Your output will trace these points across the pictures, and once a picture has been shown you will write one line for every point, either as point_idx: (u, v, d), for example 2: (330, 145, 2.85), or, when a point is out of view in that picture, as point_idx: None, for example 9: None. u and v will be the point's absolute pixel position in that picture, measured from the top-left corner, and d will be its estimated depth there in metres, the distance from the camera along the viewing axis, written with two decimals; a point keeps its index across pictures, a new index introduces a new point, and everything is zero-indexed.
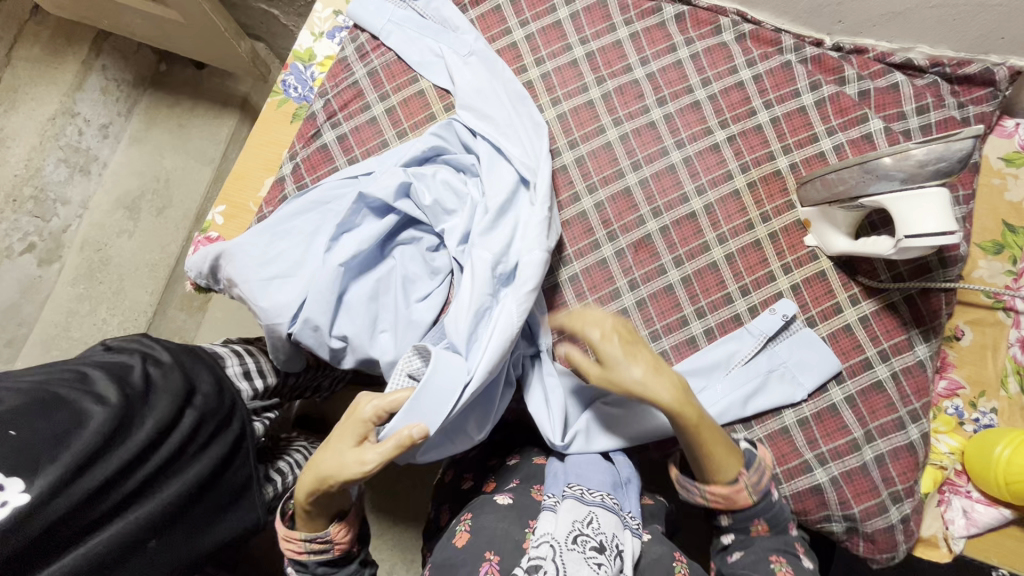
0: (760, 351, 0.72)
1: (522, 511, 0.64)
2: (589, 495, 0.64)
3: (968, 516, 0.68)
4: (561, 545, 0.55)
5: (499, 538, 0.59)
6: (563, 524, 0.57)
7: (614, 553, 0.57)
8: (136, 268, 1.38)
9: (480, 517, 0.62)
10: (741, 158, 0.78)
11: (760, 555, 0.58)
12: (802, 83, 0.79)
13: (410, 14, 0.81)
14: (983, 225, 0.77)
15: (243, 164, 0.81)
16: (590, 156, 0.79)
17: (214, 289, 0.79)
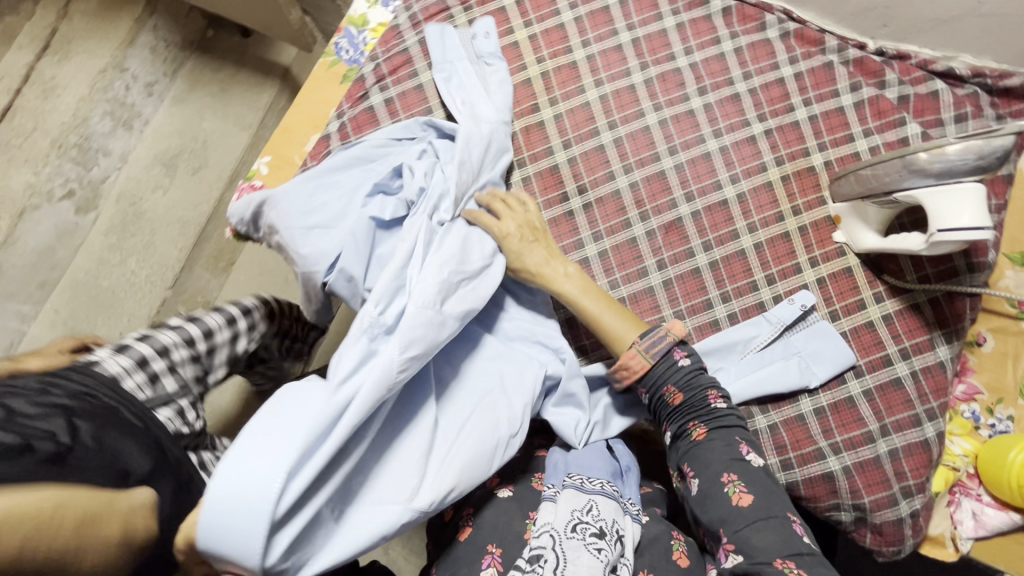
0: (777, 338, 0.73)
1: (525, 502, 0.67)
2: (589, 483, 0.65)
3: (977, 518, 0.69)
4: (561, 535, 0.58)
5: (503, 530, 0.63)
6: (563, 515, 0.60)
7: (614, 538, 0.59)
8: (167, 224, 1.41)
9: (483, 514, 0.66)
10: (777, 151, 0.79)
11: (715, 481, 0.59)
12: (842, 84, 0.80)
13: (474, 68, 0.81)
14: (1013, 236, 0.78)
15: (291, 120, 0.84)
16: (628, 138, 0.80)
17: (252, 237, 0.81)
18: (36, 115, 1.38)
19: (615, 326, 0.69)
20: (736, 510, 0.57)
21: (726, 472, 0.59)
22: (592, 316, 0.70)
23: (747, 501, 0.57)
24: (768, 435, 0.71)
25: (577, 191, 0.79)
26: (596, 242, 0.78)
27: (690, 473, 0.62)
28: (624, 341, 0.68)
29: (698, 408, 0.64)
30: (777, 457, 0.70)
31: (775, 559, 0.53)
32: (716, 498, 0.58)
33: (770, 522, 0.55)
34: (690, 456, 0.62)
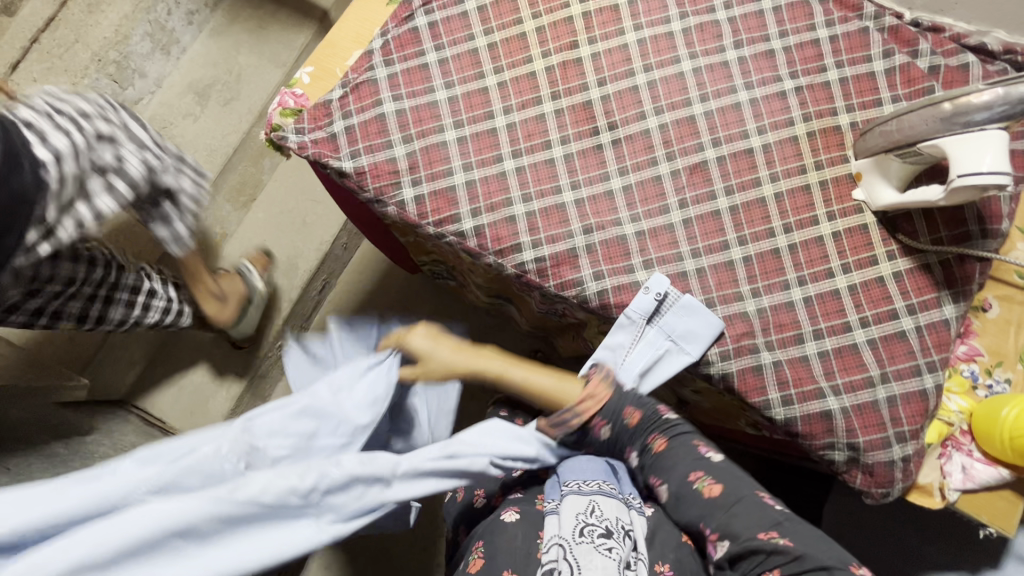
0: (647, 328, 0.77)
1: (534, 522, 0.70)
2: (586, 485, 0.68)
3: (966, 472, 0.71)
4: (570, 542, 0.62)
5: (519, 554, 0.66)
6: (568, 523, 0.64)
7: (621, 533, 0.63)
8: (194, 150, 1.44)
9: (492, 546, 0.68)
10: (805, 108, 0.81)
11: (684, 481, 0.63)
12: (876, 50, 0.81)
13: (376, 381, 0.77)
14: None
15: (336, 35, 0.87)
16: (662, 82, 0.82)
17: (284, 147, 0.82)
18: (78, 28, 1.39)
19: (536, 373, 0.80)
20: (709, 503, 0.61)
21: (692, 471, 0.63)
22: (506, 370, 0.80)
23: (716, 492, 0.61)
24: (772, 370, 0.73)
25: (607, 127, 0.81)
26: (621, 175, 0.80)
27: (656, 480, 0.66)
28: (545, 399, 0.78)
29: (654, 421, 0.70)
30: (779, 393, 0.72)
31: (757, 533, 0.57)
32: (688, 494, 0.62)
33: (747, 504, 0.59)
34: (652, 466, 0.67)
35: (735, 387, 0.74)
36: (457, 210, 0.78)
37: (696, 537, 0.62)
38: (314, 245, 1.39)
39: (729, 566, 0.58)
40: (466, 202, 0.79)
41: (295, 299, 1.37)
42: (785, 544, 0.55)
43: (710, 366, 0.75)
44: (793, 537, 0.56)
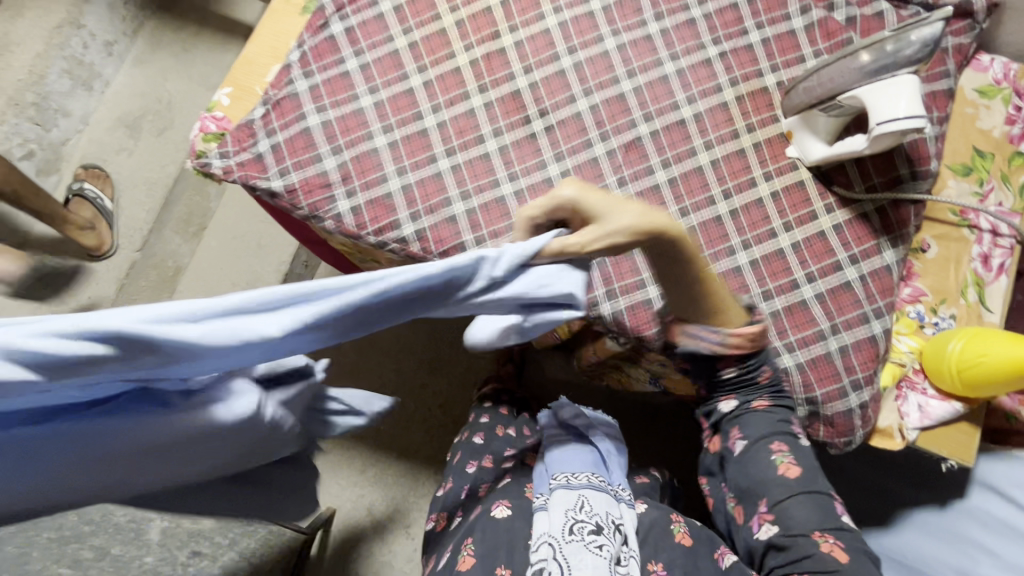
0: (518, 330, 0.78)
1: (524, 515, 0.73)
2: (576, 482, 0.71)
3: (923, 410, 0.72)
4: (559, 541, 0.63)
5: (509, 548, 0.69)
6: (558, 521, 0.65)
7: (611, 528, 0.65)
8: (134, 185, 1.40)
9: (482, 543, 0.70)
10: (731, 73, 0.81)
11: (767, 449, 0.67)
12: (793, 7, 0.82)
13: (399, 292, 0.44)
14: (955, 148, 0.81)
15: (252, 51, 0.84)
16: (588, 63, 0.81)
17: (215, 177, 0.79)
18: None
19: (720, 307, 0.63)
20: (777, 481, 0.65)
21: (774, 442, 0.67)
22: (699, 283, 0.60)
23: (794, 477, 0.65)
24: None
25: (538, 115, 0.80)
26: (557, 162, 0.79)
27: (737, 435, 0.69)
28: (708, 321, 0.64)
29: (772, 384, 0.70)
30: None
31: (812, 531, 0.62)
32: (762, 464, 0.66)
33: (809, 498, 0.64)
34: (741, 419, 0.70)
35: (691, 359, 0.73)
36: (396, 216, 0.77)
37: (741, 504, 0.68)
38: (272, 267, 1.36)
39: (768, 545, 0.64)
40: (404, 207, 0.77)
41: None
42: (834, 549, 0.61)
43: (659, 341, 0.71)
44: (844, 543, 0.61)
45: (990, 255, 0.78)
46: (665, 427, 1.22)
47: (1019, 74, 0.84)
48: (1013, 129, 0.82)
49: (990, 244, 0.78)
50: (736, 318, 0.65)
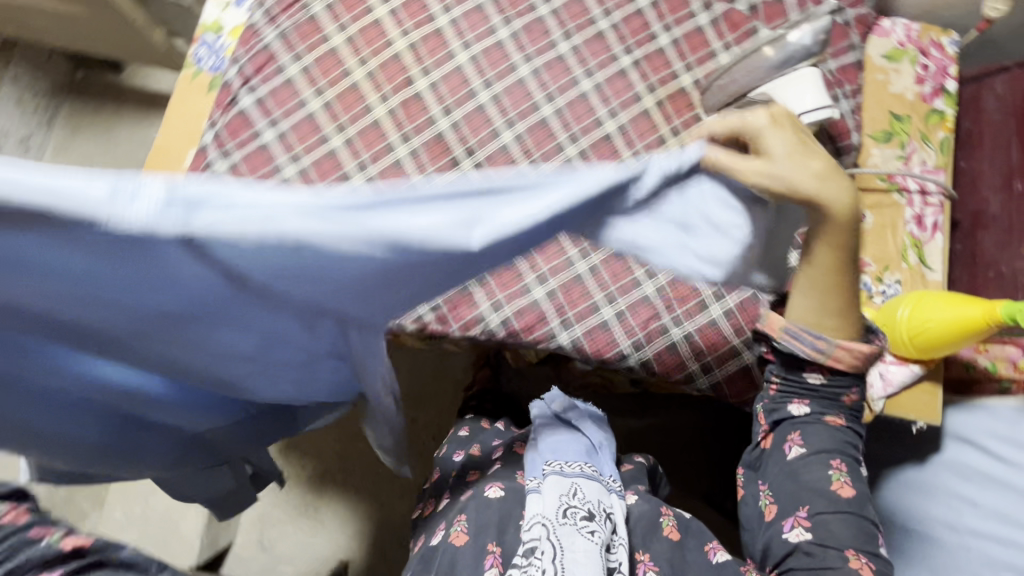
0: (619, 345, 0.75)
1: (516, 497, 0.71)
2: (569, 468, 0.68)
3: (885, 378, 0.74)
4: (554, 522, 0.60)
5: (501, 526, 0.67)
6: (551, 501, 0.62)
7: (603, 516, 0.63)
8: None
9: (479, 520, 0.68)
10: (647, 80, 0.82)
11: (825, 462, 0.61)
12: (696, 5, 0.84)
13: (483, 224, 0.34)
14: (874, 116, 0.83)
15: (166, 139, 0.82)
16: (505, 93, 0.81)
17: None
18: None
19: (829, 310, 0.60)
20: (824, 494, 0.61)
21: (833, 458, 0.61)
22: (814, 272, 0.59)
23: (845, 495, 0.60)
24: (685, 345, 0.73)
25: (466, 153, 0.80)
26: None
27: (795, 440, 0.63)
28: (807, 317, 0.61)
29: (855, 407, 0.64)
30: (697, 363, 0.73)
31: (847, 548, 0.58)
32: (813, 474, 0.62)
33: (851, 516, 0.60)
34: (805, 425, 0.63)
35: (656, 373, 0.74)
36: None
37: (776, 503, 0.63)
38: None
39: (796, 550, 0.60)
40: None
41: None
42: (864, 568, 0.58)
43: (626, 359, 0.73)
44: (875, 566, 0.58)
45: (922, 216, 0.80)
46: (655, 417, 1.23)
47: (921, 33, 0.86)
48: (924, 88, 0.84)
49: (920, 204, 0.80)
50: (837, 328, 0.60)
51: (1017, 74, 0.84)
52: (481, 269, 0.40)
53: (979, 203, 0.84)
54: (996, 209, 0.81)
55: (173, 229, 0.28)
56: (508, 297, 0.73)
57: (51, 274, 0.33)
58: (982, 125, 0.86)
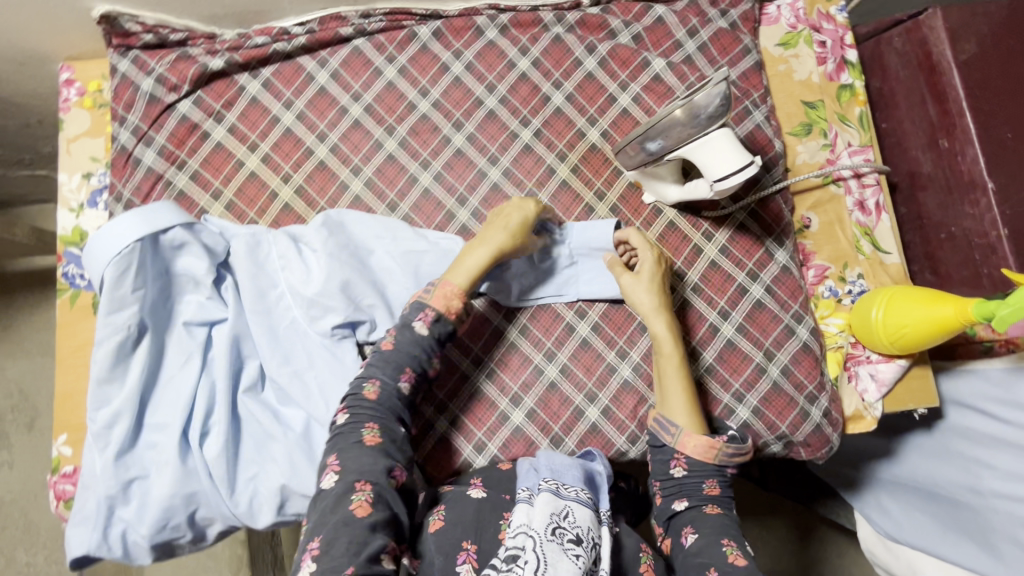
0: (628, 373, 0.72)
1: (498, 503, 0.59)
2: (566, 490, 0.57)
3: (876, 379, 0.73)
4: (540, 535, 0.50)
5: (477, 525, 0.56)
6: (540, 516, 0.52)
7: (592, 544, 0.52)
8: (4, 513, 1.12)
9: (457, 509, 0.57)
10: (555, 148, 0.77)
11: (717, 538, 0.57)
12: (579, 50, 0.78)
13: (423, 250, 0.72)
14: (788, 111, 0.80)
15: (64, 380, 0.71)
16: (415, 210, 0.76)
17: (95, 561, 0.65)
18: None
19: (675, 405, 0.65)
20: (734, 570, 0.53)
21: (725, 536, 0.57)
22: (661, 374, 0.67)
23: (742, 564, 0.54)
24: None
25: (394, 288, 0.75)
26: None
27: (688, 530, 0.59)
28: (668, 410, 0.65)
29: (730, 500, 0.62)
30: None
31: None
32: (709, 552, 0.56)
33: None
34: (690, 517, 0.60)
35: None
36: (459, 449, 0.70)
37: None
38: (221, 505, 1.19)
39: None
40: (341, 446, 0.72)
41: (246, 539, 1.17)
42: None
43: (626, 455, 0.71)
44: None
45: (863, 200, 0.78)
46: None
47: (808, 10, 0.83)
48: (827, 66, 0.81)
49: (858, 189, 0.78)
50: (682, 418, 0.64)
51: (911, 26, 0.80)
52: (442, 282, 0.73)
53: (912, 163, 0.83)
54: (929, 169, 0.80)
55: (264, 240, 0.71)
56: (490, 431, 0.70)
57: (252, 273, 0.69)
58: (892, 83, 0.84)
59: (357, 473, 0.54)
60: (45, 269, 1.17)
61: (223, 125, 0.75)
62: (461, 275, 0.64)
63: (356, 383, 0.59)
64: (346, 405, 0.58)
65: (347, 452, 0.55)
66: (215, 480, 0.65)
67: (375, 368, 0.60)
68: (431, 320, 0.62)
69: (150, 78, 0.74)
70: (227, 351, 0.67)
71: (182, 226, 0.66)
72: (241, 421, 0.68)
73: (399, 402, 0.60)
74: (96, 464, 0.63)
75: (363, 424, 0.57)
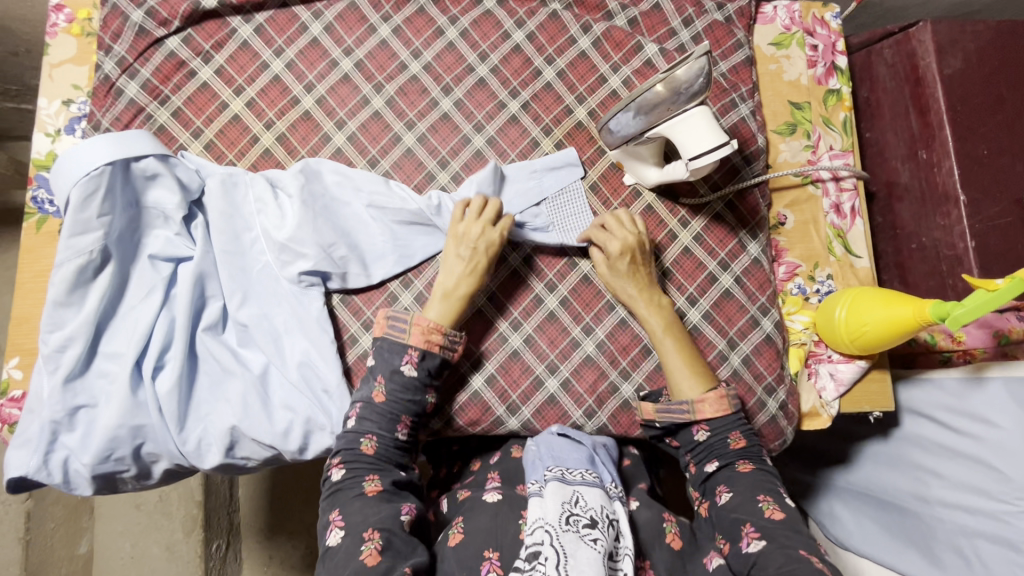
0: (592, 350, 0.72)
1: (515, 502, 0.59)
2: (571, 474, 0.58)
3: (835, 378, 0.74)
4: (556, 528, 0.50)
5: (495, 533, 0.55)
6: (553, 506, 0.52)
7: (607, 523, 0.53)
8: None
9: (476, 519, 0.57)
10: (541, 122, 0.77)
11: (752, 496, 0.58)
12: (574, 28, 0.78)
13: (397, 206, 0.72)
14: (775, 110, 0.81)
15: (22, 303, 0.70)
16: (395, 169, 0.75)
17: (35, 487, 0.64)
18: None
19: (678, 374, 0.67)
20: (772, 526, 0.54)
21: (761, 492, 0.58)
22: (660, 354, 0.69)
23: (779, 518, 0.55)
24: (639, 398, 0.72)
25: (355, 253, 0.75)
26: (407, 288, 0.73)
27: (723, 489, 0.61)
28: (675, 385, 0.67)
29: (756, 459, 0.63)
30: None
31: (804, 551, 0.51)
32: (746, 509, 0.57)
33: (795, 536, 0.53)
34: (725, 477, 0.62)
35: (614, 433, 0.73)
36: None
37: (726, 541, 0.56)
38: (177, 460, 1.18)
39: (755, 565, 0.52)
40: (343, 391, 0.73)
41: (202, 499, 1.15)
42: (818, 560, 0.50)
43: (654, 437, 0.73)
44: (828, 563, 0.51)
45: (840, 203, 0.79)
46: None
47: (803, 13, 0.84)
48: (817, 70, 0.82)
49: (835, 192, 0.79)
50: (690, 393, 0.65)
51: (902, 37, 0.81)
52: (416, 241, 0.73)
53: (890, 173, 0.84)
54: (906, 179, 0.81)
55: (239, 178, 0.70)
56: (449, 395, 0.70)
57: (225, 213, 0.69)
58: (878, 93, 0.85)
59: (363, 523, 0.53)
60: (24, 205, 1.15)
61: (210, 65, 0.75)
62: (433, 308, 0.65)
63: (355, 439, 0.60)
64: (341, 460, 0.59)
65: (350, 505, 0.55)
66: (164, 415, 0.64)
67: (369, 422, 0.60)
68: (417, 360, 0.62)
69: (141, 11, 0.73)
70: (190, 286, 0.66)
71: (157, 157, 0.65)
72: (198, 359, 0.67)
73: (396, 450, 0.61)
74: (45, 387, 0.62)
75: (364, 477, 0.58)
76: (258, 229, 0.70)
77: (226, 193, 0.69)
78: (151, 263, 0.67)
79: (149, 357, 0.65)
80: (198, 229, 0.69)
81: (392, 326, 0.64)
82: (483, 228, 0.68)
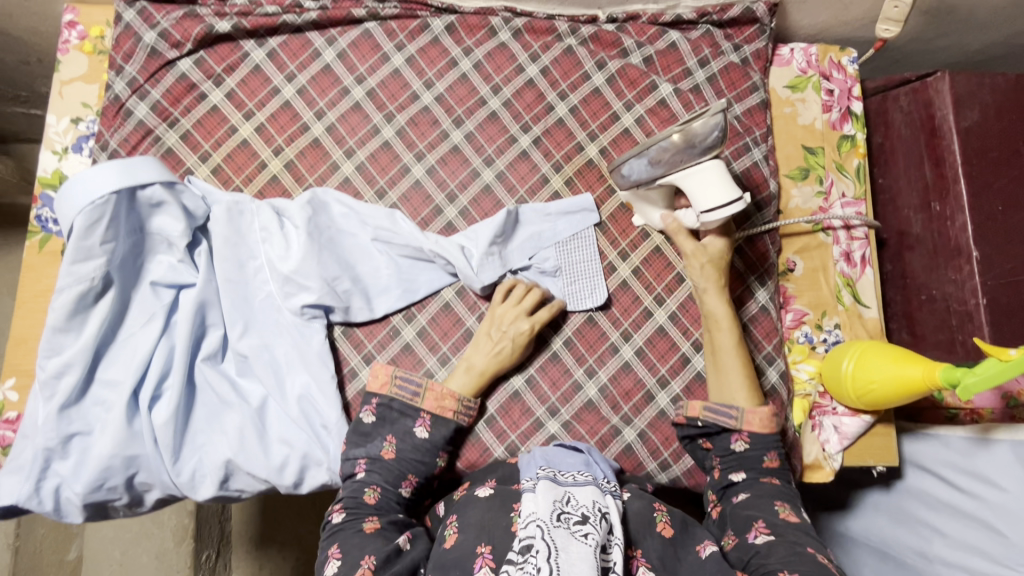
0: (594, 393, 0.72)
1: (508, 496, 0.56)
2: (563, 476, 0.56)
3: (839, 431, 0.73)
4: (547, 522, 0.47)
5: (487, 527, 0.51)
6: (544, 503, 0.49)
7: (599, 518, 0.50)
8: None
9: (467, 515, 0.53)
10: (552, 158, 0.76)
11: (768, 501, 0.57)
12: (589, 64, 0.78)
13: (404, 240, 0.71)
14: (788, 153, 0.81)
15: (20, 325, 0.70)
16: (403, 200, 0.75)
17: (25, 513, 0.63)
18: None
19: (732, 383, 0.66)
20: (784, 526, 0.54)
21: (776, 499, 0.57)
22: (719, 355, 0.67)
23: (794, 521, 0.54)
24: (641, 444, 0.71)
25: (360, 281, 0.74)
26: (410, 323, 0.72)
27: (740, 493, 0.60)
28: (728, 389, 0.66)
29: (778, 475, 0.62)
30: (655, 461, 0.71)
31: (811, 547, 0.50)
32: (755, 509, 0.56)
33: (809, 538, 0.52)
34: (747, 485, 0.60)
35: None
36: None
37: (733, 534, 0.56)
38: None
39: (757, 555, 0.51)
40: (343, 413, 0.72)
41: (193, 511, 1.14)
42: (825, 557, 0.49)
43: (654, 479, 0.72)
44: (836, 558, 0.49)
45: (850, 251, 0.78)
46: None
47: (820, 56, 0.83)
48: (832, 115, 0.81)
49: (846, 240, 0.78)
50: (740, 399, 0.65)
51: (919, 86, 0.80)
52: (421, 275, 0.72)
53: (902, 222, 0.83)
54: (919, 230, 0.80)
55: (244, 207, 0.69)
56: None
57: (229, 242, 0.68)
58: (893, 140, 0.85)
59: (360, 552, 0.51)
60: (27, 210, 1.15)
61: (221, 88, 0.74)
62: (460, 378, 0.67)
63: (358, 487, 0.58)
64: (343, 505, 0.57)
65: (348, 540, 0.53)
66: (160, 446, 0.63)
67: (375, 473, 0.59)
68: (430, 425, 0.63)
69: (154, 32, 0.73)
70: (191, 315, 0.66)
71: (163, 184, 0.65)
72: (196, 389, 0.67)
73: (397, 506, 0.59)
74: (40, 413, 0.61)
75: (364, 518, 0.55)
76: (262, 258, 0.69)
77: (231, 221, 0.68)
78: (154, 289, 0.67)
79: (147, 386, 0.64)
80: (202, 256, 0.69)
81: (403, 386, 0.63)
82: (517, 316, 0.69)
